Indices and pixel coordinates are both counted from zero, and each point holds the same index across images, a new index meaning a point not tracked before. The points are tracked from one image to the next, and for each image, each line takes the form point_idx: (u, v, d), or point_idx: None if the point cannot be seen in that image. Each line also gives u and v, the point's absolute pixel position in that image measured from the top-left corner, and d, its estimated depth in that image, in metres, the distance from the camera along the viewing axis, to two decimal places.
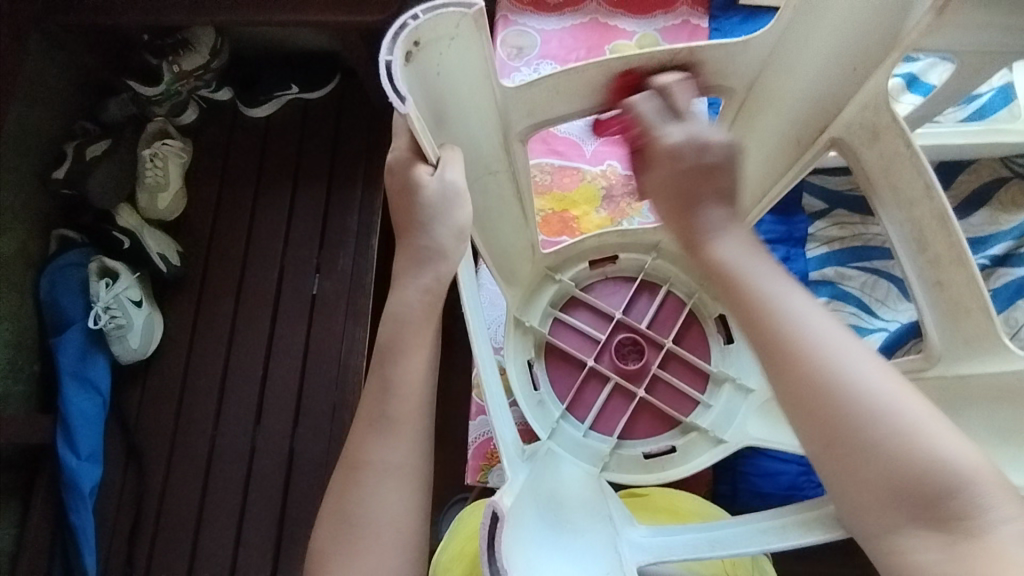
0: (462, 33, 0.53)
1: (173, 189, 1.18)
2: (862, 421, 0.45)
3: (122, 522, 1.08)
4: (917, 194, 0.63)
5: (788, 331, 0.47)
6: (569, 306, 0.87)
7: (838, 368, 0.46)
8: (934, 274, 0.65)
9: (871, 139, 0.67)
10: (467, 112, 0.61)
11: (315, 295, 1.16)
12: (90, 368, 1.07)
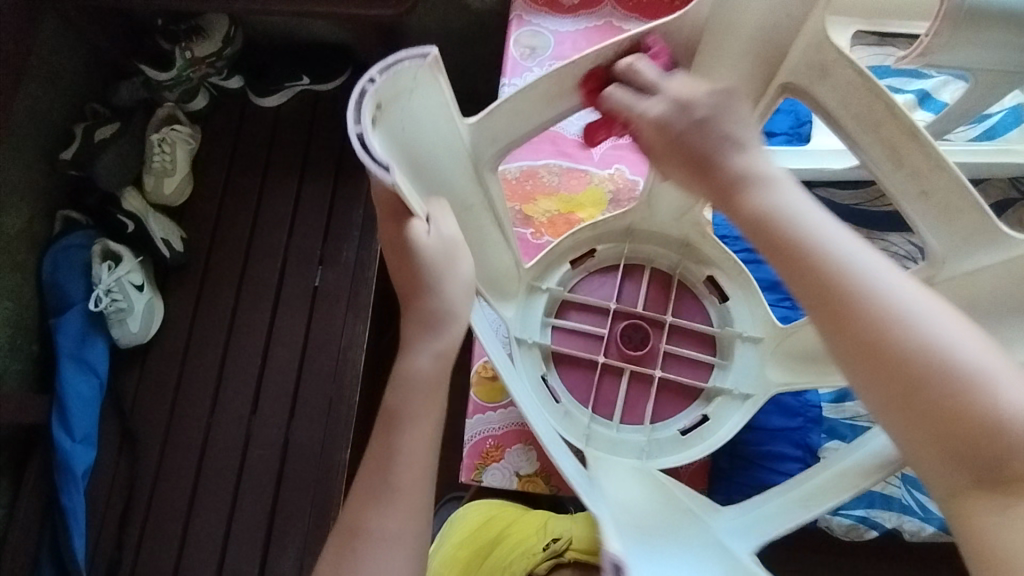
0: (420, 84, 0.51)
1: (180, 174, 1.18)
2: (932, 375, 0.35)
3: (112, 507, 1.07)
4: (881, 115, 0.52)
5: (817, 253, 0.40)
6: (559, 311, 0.81)
7: (898, 315, 0.37)
8: (916, 186, 0.54)
9: (821, 74, 0.53)
10: (444, 157, 0.57)
11: (317, 287, 1.15)
12: (89, 350, 1.07)
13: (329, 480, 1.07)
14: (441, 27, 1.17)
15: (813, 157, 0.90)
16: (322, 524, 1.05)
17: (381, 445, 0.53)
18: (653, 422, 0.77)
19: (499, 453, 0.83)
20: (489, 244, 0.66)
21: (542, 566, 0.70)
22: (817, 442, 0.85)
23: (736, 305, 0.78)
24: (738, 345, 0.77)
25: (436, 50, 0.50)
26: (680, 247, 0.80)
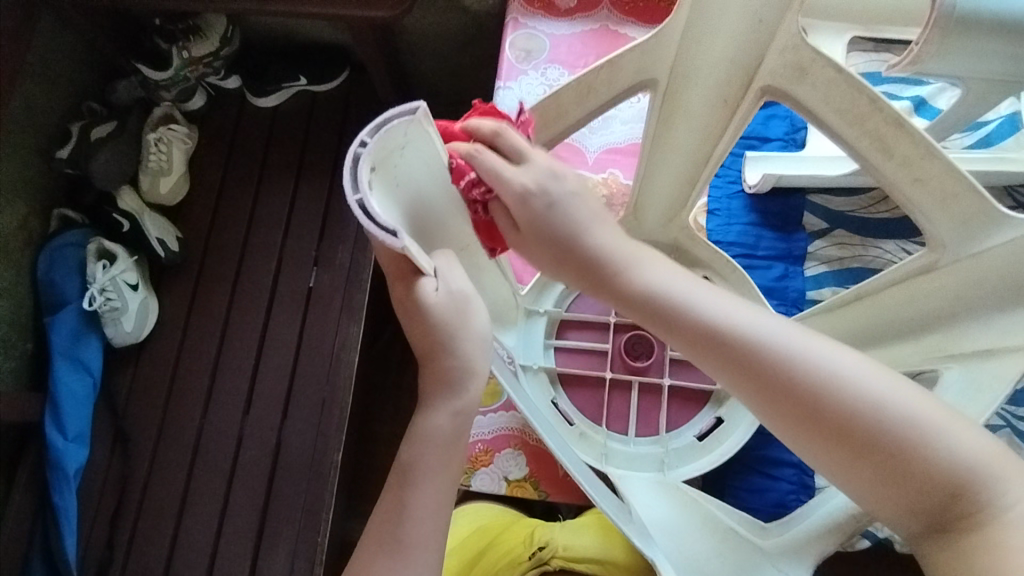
0: (413, 139, 0.47)
1: (176, 174, 1.18)
2: (825, 402, 0.43)
3: (104, 506, 1.07)
4: (864, 108, 0.52)
5: (717, 329, 0.46)
6: (559, 331, 0.82)
7: (784, 358, 0.44)
8: (909, 175, 0.55)
9: (798, 77, 0.53)
10: (447, 202, 0.55)
11: (312, 288, 1.15)
12: (82, 349, 1.08)
13: (322, 482, 1.07)
14: (438, 29, 1.17)
15: (807, 163, 0.89)
16: (314, 525, 1.05)
17: (393, 498, 0.52)
18: (666, 428, 0.78)
19: (488, 457, 0.83)
20: (487, 274, 0.66)
21: (530, 575, 0.70)
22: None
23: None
24: None
25: (423, 106, 0.46)
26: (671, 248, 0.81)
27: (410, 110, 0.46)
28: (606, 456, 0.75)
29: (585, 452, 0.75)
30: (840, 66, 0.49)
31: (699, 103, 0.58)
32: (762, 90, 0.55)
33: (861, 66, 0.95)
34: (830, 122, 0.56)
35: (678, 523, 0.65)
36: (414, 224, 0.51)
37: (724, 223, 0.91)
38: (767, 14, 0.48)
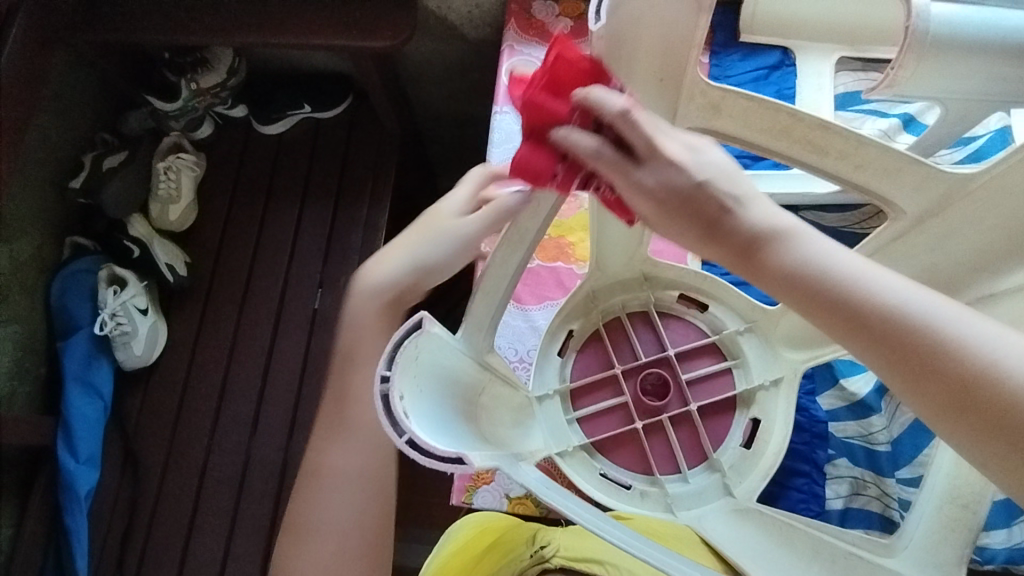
0: (421, 346, 0.49)
1: (185, 201, 1.21)
2: (965, 370, 0.37)
3: (114, 528, 1.08)
4: (789, 122, 0.57)
5: (850, 288, 0.40)
6: (574, 403, 0.82)
7: (912, 321, 0.39)
8: (852, 164, 0.58)
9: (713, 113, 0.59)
10: (458, 370, 0.57)
11: (317, 310, 1.18)
12: (94, 373, 1.10)
13: None
14: (438, 56, 1.20)
15: (794, 180, 0.92)
16: None
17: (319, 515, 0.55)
18: (713, 450, 0.79)
19: (489, 475, 0.85)
20: (504, 400, 0.68)
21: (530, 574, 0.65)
22: (824, 458, 0.81)
23: (717, 308, 0.84)
24: (741, 341, 0.82)
25: (424, 320, 0.48)
26: (642, 283, 0.85)
27: (413, 327, 0.48)
28: (673, 502, 0.74)
29: (652, 510, 0.75)
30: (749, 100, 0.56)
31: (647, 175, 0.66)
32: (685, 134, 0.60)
33: (850, 86, 0.97)
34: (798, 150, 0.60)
35: (763, 551, 0.65)
36: (449, 416, 0.51)
37: None
38: (665, 73, 0.57)
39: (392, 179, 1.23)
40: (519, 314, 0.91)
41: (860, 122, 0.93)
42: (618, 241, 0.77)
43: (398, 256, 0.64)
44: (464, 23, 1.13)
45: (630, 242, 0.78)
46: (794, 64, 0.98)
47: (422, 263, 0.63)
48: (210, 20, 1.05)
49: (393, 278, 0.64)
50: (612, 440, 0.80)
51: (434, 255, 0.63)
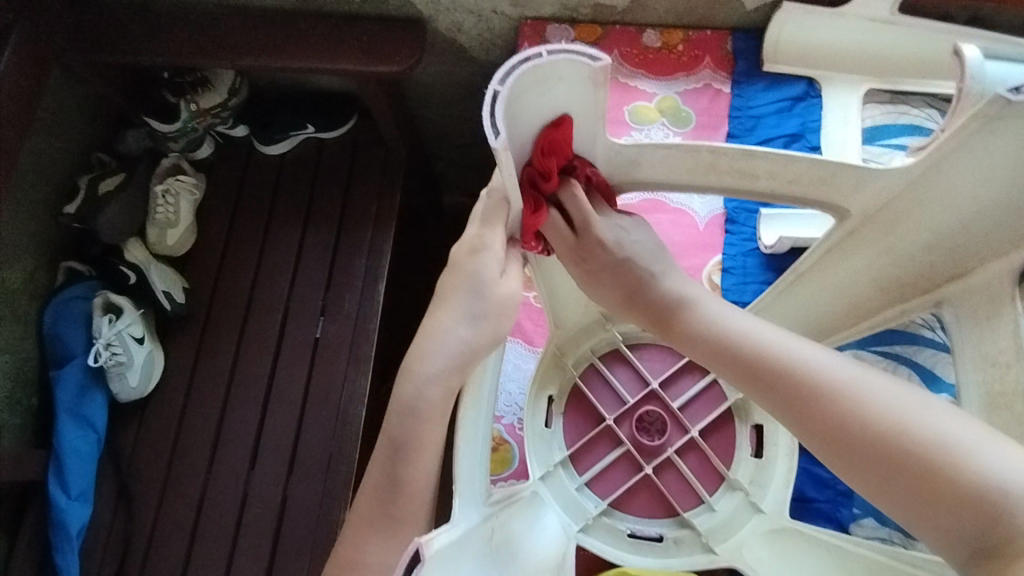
0: (432, 567, 0.44)
1: (183, 225, 1.18)
2: (890, 443, 0.44)
3: (106, 567, 1.04)
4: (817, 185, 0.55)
5: (743, 342, 0.52)
6: (577, 467, 0.78)
7: (837, 394, 0.47)
8: (849, 232, 0.57)
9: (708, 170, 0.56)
10: (477, 537, 0.52)
11: (318, 339, 1.14)
12: (87, 404, 1.06)
13: (328, 542, 1.03)
14: (446, 78, 1.16)
15: (810, 220, 0.85)
16: None
17: None
18: (728, 468, 0.77)
19: None
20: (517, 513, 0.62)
21: None
22: (848, 518, 0.77)
23: None
24: None
25: (422, 551, 0.42)
26: (604, 321, 0.81)
27: (414, 555, 0.43)
28: (708, 539, 0.71)
29: (693, 554, 0.71)
30: (788, 159, 0.52)
31: None
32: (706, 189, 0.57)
33: (877, 119, 0.93)
34: (843, 205, 0.55)
35: None
36: None
37: (741, 281, 0.85)
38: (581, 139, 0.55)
39: (397, 202, 1.19)
40: (531, 357, 0.86)
41: (887, 158, 0.90)
42: (570, 290, 0.74)
43: (453, 318, 0.54)
44: (475, 45, 1.09)
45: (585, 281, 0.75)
46: (819, 95, 0.94)
47: (484, 313, 0.54)
48: (212, 41, 1.01)
49: (464, 342, 0.53)
50: (626, 493, 0.77)
51: (496, 302, 0.54)
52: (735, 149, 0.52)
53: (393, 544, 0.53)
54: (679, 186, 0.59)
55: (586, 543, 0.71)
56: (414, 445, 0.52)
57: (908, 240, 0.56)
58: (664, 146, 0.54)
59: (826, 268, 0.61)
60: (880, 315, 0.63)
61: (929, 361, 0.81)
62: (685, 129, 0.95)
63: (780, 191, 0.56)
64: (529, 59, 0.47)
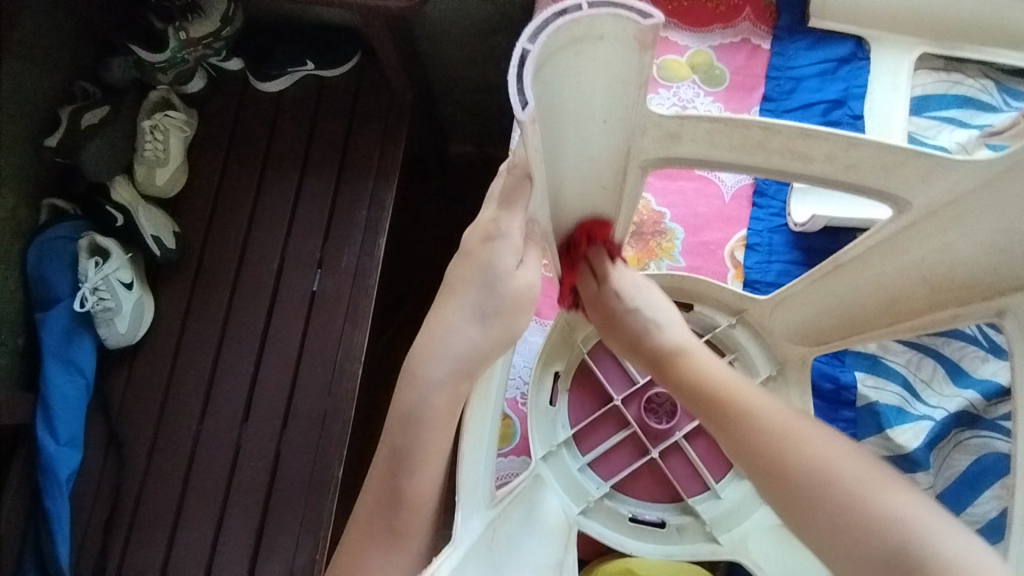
0: None
1: (173, 164, 1.11)
2: (862, 526, 0.46)
3: (97, 514, 1.03)
4: (880, 167, 0.49)
5: (715, 393, 0.56)
6: (579, 446, 0.75)
7: (810, 466, 0.49)
8: (910, 223, 0.53)
9: (756, 148, 0.51)
10: (487, 544, 0.47)
11: (315, 292, 1.08)
12: (75, 349, 1.03)
13: (321, 498, 1.01)
14: (458, 16, 1.07)
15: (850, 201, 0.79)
16: (311, 545, 0.99)
17: None
18: None
19: None
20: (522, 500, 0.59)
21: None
22: None
23: (704, 307, 0.76)
24: (734, 332, 0.75)
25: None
26: None
27: None
28: (712, 528, 0.69)
29: (696, 542, 0.69)
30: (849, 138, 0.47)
31: (581, 190, 0.57)
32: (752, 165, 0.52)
33: (928, 88, 0.86)
34: (902, 194, 0.51)
35: None
36: None
37: (764, 260, 0.80)
38: (608, 116, 0.49)
39: (401, 151, 1.11)
40: (539, 330, 0.81)
41: (935, 132, 0.83)
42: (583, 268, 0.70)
43: (462, 316, 0.51)
44: None
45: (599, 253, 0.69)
46: (868, 58, 0.86)
47: (494, 313, 0.52)
48: None
49: (472, 344, 0.51)
50: (629, 476, 0.75)
51: (509, 299, 0.52)
52: (793, 127, 0.47)
53: (395, 550, 0.51)
54: (720, 163, 0.54)
55: (586, 526, 0.70)
56: (424, 424, 0.51)
57: (969, 238, 0.50)
58: (708, 118, 0.49)
59: (875, 257, 0.58)
60: (925, 319, 0.58)
61: (955, 354, 0.78)
62: (717, 89, 0.87)
63: (835, 176, 0.51)
64: (567, 12, 0.40)
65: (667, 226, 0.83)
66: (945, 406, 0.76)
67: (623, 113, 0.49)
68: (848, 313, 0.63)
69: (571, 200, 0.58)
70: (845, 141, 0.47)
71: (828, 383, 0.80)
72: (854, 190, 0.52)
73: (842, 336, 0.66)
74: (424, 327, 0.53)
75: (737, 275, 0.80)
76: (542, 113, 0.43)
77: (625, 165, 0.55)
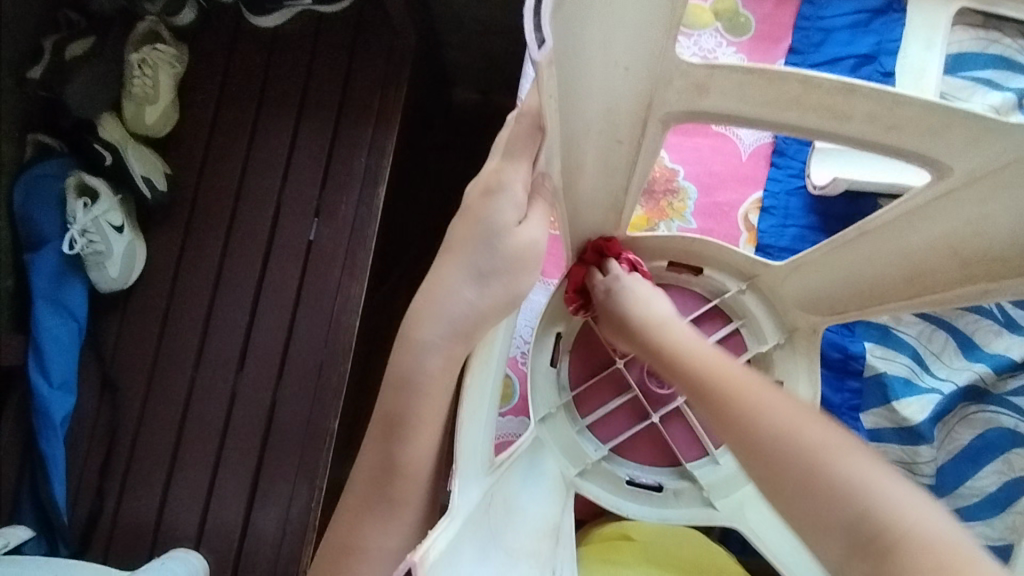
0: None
1: (164, 102, 1.06)
2: (828, 488, 0.44)
3: (92, 458, 1.03)
4: (923, 127, 0.46)
5: (690, 367, 0.55)
6: (578, 409, 0.75)
7: (779, 430, 0.48)
8: (948, 190, 0.50)
9: (790, 103, 0.47)
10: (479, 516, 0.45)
11: (311, 242, 1.05)
12: (66, 292, 1.01)
13: (317, 449, 1.01)
14: None
15: (885, 165, 0.74)
16: (307, 494, 1.00)
17: None
18: None
19: None
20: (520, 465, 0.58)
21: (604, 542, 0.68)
22: None
23: (714, 271, 0.74)
24: (743, 299, 0.73)
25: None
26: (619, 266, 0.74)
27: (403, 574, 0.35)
28: (709, 492, 0.69)
29: (691, 507, 0.69)
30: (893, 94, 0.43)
31: (597, 144, 0.54)
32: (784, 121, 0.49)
33: (964, 46, 0.81)
34: (943, 159, 0.48)
35: None
36: None
37: (780, 224, 0.77)
38: (632, 62, 0.45)
39: (404, 94, 1.06)
40: (542, 289, 0.79)
41: (968, 94, 0.78)
42: (591, 223, 0.68)
43: (459, 275, 0.50)
44: None
45: (613, 211, 0.66)
46: (903, 10, 0.80)
47: (493, 272, 0.50)
48: None
49: (470, 305, 0.50)
50: (627, 440, 0.74)
51: (508, 255, 0.50)
52: (833, 80, 0.44)
53: (395, 508, 0.51)
54: (747, 119, 0.50)
55: (581, 487, 0.69)
56: (428, 382, 0.50)
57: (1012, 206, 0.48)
58: (741, 69, 0.45)
59: (900, 227, 0.55)
60: (951, 293, 0.58)
61: (968, 327, 0.77)
62: (741, 39, 0.82)
63: (872, 137, 0.48)
64: None
65: (680, 184, 0.79)
66: (954, 379, 0.75)
67: (650, 59, 0.45)
68: (869, 283, 0.62)
69: (586, 152, 0.55)
70: (889, 97, 0.44)
71: (837, 352, 0.78)
72: (891, 153, 0.49)
73: (859, 306, 0.65)
74: (423, 286, 0.51)
75: (749, 239, 0.77)
76: (563, 57, 0.40)
77: (646, 118, 0.51)
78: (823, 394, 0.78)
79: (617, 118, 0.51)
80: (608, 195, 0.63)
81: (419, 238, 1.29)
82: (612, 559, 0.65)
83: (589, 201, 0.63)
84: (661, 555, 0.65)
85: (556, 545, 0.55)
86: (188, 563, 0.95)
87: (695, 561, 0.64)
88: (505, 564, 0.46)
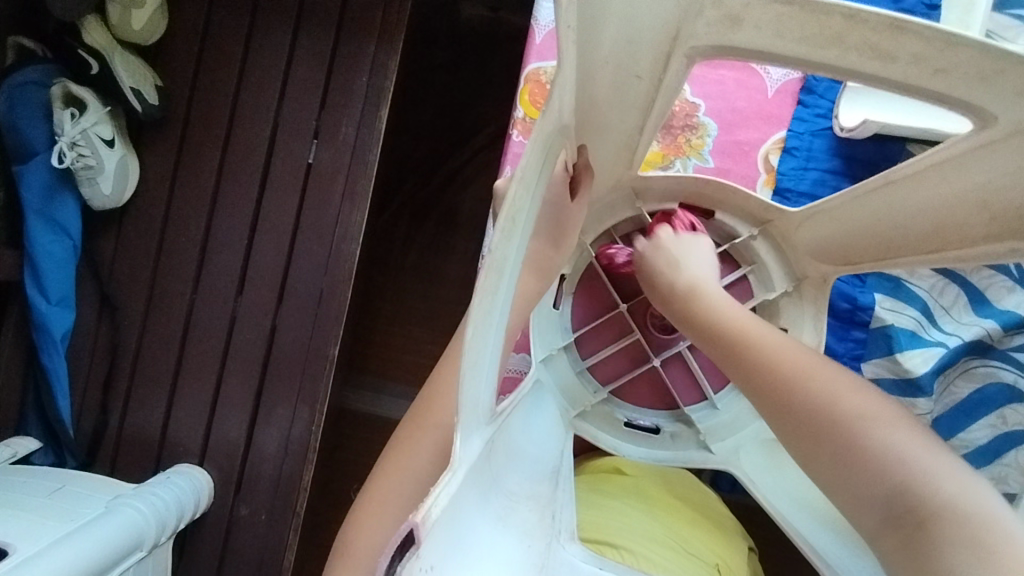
0: (437, 551, 0.34)
1: (151, 5, 0.98)
2: (861, 456, 0.50)
3: (94, 374, 1.04)
4: (972, 77, 0.42)
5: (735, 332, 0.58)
6: (579, 350, 0.75)
7: (830, 407, 0.52)
8: (991, 142, 0.47)
9: (830, 41, 0.43)
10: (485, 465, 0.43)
11: (311, 164, 1.01)
12: (57, 208, 0.98)
13: (317, 374, 1.01)
14: None
15: (923, 112, 0.72)
16: (308, 417, 1.01)
17: None
18: None
19: None
20: (516, 414, 0.55)
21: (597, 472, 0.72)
22: None
23: (726, 215, 0.71)
24: (757, 247, 0.72)
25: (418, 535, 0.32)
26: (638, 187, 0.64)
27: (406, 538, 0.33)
28: (707, 437, 0.70)
29: (687, 450, 0.71)
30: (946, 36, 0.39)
31: (617, 76, 0.50)
32: (823, 58, 0.45)
33: None
34: (991, 108, 0.44)
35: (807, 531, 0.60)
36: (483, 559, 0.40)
37: (801, 167, 0.74)
38: None
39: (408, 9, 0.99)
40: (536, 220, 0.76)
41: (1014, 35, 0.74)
42: (606, 162, 0.64)
43: None
44: None
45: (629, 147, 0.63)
46: None
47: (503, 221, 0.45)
48: None
49: None
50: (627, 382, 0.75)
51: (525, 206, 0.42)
52: (883, 16, 0.40)
53: None
54: (781, 56, 0.46)
55: (579, 425, 0.71)
56: None
57: None
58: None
59: (932, 178, 0.53)
60: (975, 249, 0.55)
61: (982, 282, 0.75)
62: None
63: (918, 82, 0.44)
64: None
65: (700, 120, 0.75)
66: (961, 334, 0.75)
67: None
68: (889, 235, 0.60)
69: (604, 83, 0.51)
70: (942, 41, 0.40)
71: (845, 302, 0.76)
72: (935, 100, 0.45)
73: (875, 258, 0.63)
74: None
75: (767, 182, 0.74)
76: None
77: (670, 51, 0.47)
78: (828, 342, 0.77)
79: (639, 50, 0.47)
80: (624, 131, 0.59)
81: (421, 163, 1.24)
82: (602, 489, 0.69)
83: (606, 137, 0.59)
84: (648, 487, 0.69)
85: (550, 493, 0.54)
86: (193, 477, 0.99)
87: (682, 506, 0.68)
88: (504, 512, 0.45)
